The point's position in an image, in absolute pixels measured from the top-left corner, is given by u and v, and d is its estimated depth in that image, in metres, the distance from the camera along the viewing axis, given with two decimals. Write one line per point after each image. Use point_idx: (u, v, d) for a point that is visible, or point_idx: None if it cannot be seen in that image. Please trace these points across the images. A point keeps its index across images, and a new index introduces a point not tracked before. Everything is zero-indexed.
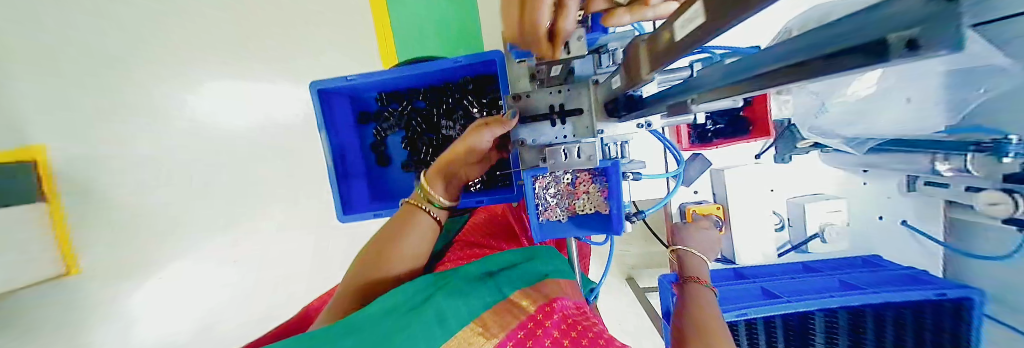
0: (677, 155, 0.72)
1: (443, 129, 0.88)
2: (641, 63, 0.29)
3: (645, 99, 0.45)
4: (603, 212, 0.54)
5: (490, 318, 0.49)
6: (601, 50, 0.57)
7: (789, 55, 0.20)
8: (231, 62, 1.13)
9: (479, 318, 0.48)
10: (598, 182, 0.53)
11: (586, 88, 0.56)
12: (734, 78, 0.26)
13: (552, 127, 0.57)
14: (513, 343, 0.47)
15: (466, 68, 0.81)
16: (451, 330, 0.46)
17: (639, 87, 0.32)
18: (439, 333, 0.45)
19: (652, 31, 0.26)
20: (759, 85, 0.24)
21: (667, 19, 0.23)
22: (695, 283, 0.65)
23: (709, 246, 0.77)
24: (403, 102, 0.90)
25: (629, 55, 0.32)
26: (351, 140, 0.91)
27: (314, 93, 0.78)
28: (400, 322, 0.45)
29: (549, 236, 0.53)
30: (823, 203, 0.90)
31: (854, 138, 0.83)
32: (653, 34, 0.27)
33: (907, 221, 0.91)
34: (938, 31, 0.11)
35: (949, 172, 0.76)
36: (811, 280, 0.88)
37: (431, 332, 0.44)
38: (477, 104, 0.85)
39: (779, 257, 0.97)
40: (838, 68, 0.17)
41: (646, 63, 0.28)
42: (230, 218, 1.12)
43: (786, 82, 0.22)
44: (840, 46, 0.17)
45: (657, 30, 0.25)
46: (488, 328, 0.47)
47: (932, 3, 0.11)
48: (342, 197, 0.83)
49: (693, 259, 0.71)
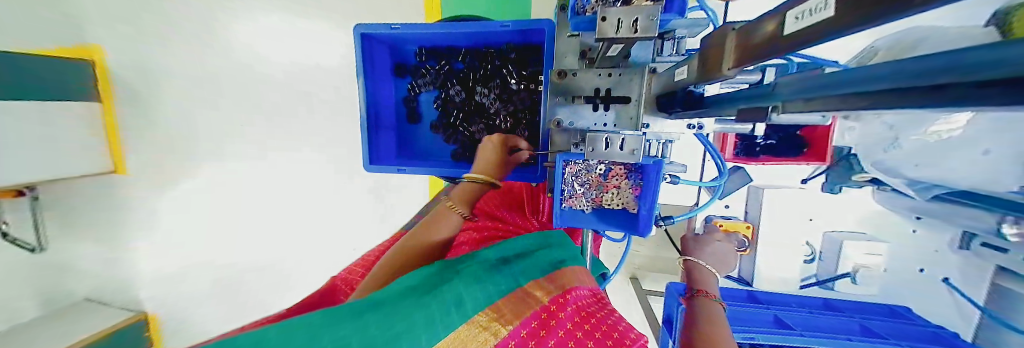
0: (719, 165, 0.66)
1: (477, 95, 0.86)
2: (725, 55, 0.26)
3: (707, 98, 0.41)
4: (631, 210, 0.52)
5: (505, 304, 0.52)
6: (666, 35, 0.53)
7: (867, 83, 0.20)
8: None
9: (493, 306, 0.51)
10: (632, 178, 0.50)
11: (641, 76, 0.52)
12: (811, 93, 0.24)
13: (594, 112, 0.55)
14: (526, 331, 0.48)
15: (513, 34, 0.77)
16: (466, 313, 0.49)
17: (715, 82, 0.29)
18: (454, 311, 0.48)
19: (745, 22, 0.24)
20: (837, 106, 0.22)
21: (772, 7, 0.21)
22: (704, 297, 0.62)
23: (725, 263, 0.73)
24: (442, 61, 0.88)
25: (710, 44, 0.29)
26: (385, 91, 0.90)
27: (357, 37, 0.77)
28: (416, 301, 0.48)
29: (569, 224, 0.52)
30: (861, 243, 0.84)
31: (917, 181, 0.76)
32: (744, 25, 0.24)
33: (948, 279, 0.85)
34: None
35: (1015, 237, 0.68)
36: (825, 319, 0.84)
37: (446, 313, 0.48)
38: (517, 75, 0.82)
39: (800, 288, 0.93)
40: (937, 103, 0.16)
41: (727, 58, 0.26)
42: (260, 147, 1.14)
43: (864, 109, 0.20)
44: (932, 81, 0.16)
45: (753, 21, 0.23)
46: (501, 313, 0.50)
47: None
48: (370, 146, 0.84)
49: (703, 271, 0.69)
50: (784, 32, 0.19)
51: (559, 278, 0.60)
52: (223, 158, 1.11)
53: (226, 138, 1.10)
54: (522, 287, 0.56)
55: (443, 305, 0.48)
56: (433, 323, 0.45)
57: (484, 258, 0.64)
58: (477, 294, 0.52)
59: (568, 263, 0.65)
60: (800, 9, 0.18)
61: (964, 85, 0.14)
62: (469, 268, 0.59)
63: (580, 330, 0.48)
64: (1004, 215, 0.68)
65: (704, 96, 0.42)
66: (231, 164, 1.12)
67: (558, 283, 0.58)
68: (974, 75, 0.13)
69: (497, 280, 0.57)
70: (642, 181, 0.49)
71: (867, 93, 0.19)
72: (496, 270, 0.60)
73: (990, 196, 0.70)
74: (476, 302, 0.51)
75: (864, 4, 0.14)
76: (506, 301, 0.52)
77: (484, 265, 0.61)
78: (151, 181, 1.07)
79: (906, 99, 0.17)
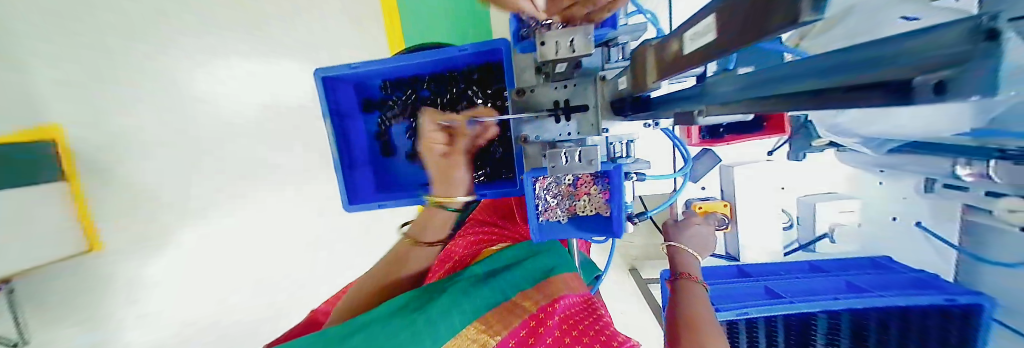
0: (684, 154, 0.70)
1: (447, 119, 0.86)
2: (649, 70, 0.27)
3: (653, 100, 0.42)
4: (603, 213, 0.54)
5: (493, 315, 0.55)
6: (610, 43, 0.55)
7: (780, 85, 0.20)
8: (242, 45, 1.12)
9: (481, 318, 0.55)
10: (599, 183, 0.52)
11: (592, 84, 0.54)
12: (731, 97, 0.26)
13: (556, 124, 0.57)
14: (514, 341, 0.51)
15: (473, 57, 0.78)
16: (453, 328, 0.53)
17: (647, 93, 0.31)
18: (443, 327, 0.53)
19: (662, 38, 0.25)
20: (761, 108, 0.23)
21: (679, 26, 0.22)
22: (687, 279, 0.65)
23: (706, 244, 0.76)
24: (407, 91, 0.88)
25: (637, 58, 0.30)
26: (354, 129, 0.90)
27: (318, 80, 0.78)
28: (403, 323, 0.53)
29: (548, 238, 0.53)
30: (835, 202, 0.88)
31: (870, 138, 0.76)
32: (662, 38, 0.25)
33: (921, 223, 0.88)
34: (955, 78, 0.11)
35: (970, 177, 0.71)
36: (815, 281, 0.87)
37: (434, 328, 0.52)
38: (482, 95, 0.83)
39: (785, 256, 0.97)
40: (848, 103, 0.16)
41: (652, 72, 0.27)
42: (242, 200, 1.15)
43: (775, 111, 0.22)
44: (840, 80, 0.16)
45: (667, 37, 0.24)
46: (489, 324, 0.54)
47: (961, 40, 0.11)
48: (348, 186, 0.84)
49: (686, 255, 0.71)
50: (689, 51, 0.21)
51: (549, 286, 0.61)
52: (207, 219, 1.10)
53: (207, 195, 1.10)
54: (511, 298, 0.59)
55: (431, 321, 0.53)
56: (422, 340, 0.51)
57: (473, 271, 0.67)
58: (463, 304, 0.56)
59: (558, 270, 0.66)
60: (710, 24, 0.18)
61: (840, 91, 0.16)
62: (456, 284, 0.62)
63: (564, 333, 0.51)
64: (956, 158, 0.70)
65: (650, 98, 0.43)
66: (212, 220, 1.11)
67: (546, 290, 0.59)
68: (876, 71, 0.14)
69: (486, 293, 0.59)
70: (608, 185, 0.51)
71: (776, 93, 0.21)
72: (483, 283, 0.62)
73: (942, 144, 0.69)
74: (464, 316, 0.55)
75: (748, 19, 0.15)
76: (494, 313, 0.56)
77: (471, 279, 0.64)
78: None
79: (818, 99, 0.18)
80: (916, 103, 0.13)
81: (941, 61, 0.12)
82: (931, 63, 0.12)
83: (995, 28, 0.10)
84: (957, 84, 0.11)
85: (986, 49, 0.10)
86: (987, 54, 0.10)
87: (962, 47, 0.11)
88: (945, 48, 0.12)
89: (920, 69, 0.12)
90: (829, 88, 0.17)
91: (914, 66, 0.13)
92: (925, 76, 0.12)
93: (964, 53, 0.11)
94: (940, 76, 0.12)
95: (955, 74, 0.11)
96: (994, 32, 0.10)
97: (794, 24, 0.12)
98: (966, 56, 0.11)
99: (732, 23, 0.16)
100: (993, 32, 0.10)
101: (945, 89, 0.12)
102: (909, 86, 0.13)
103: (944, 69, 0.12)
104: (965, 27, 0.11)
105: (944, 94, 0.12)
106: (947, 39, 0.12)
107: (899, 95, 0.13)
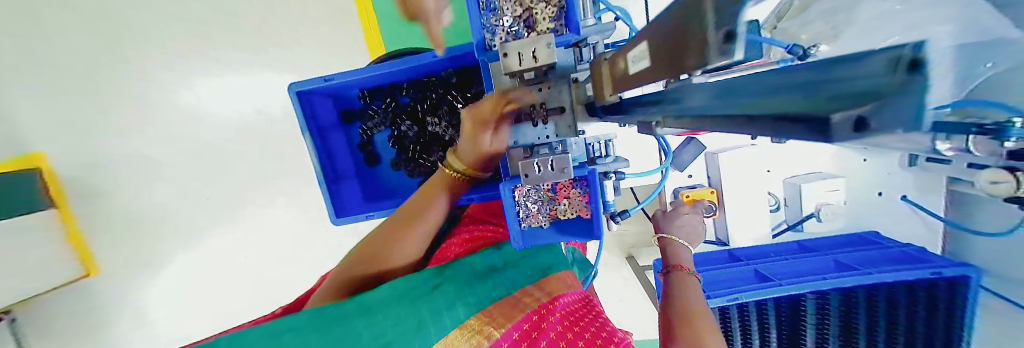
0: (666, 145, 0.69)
1: (428, 125, 0.84)
2: (604, 85, 0.31)
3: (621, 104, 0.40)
4: (584, 216, 0.54)
5: (496, 308, 0.52)
6: (580, 43, 0.54)
7: (721, 109, 0.20)
8: (221, 63, 1.11)
9: (485, 310, 0.51)
10: (579, 187, 0.52)
11: (566, 85, 0.53)
12: (680, 112, 0.25)
13: (534, 127, 0.56)
14: (518, 334, 0.48)
15: (449, 62, 0.77)
16: (458, 319, 0.48)
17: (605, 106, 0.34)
18: (447, 319, 0.47)
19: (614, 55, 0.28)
20: (712, 129, 0.22)
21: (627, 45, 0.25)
22: (680, 271, 0.65)
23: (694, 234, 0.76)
24: (386, 99, 0.86)
25: (594, 74, 0.33)
26: (336, 142, 0.89)
27: (293, 95, 0.76)
28: (406, 311, 0.45)
29: (531, 244, 0.54)
30: (823, 182, 0.87)
31: None
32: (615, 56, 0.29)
33: (907, 196, 0.88)
34: (876, 109, 0.10)
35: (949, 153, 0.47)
36: (803, 262, 0.88)
37: (440, 318, 0.46)
38: (462, 99, 0.81)
39: (773, 237, 0.98)
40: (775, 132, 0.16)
41: (609, 86, 0.31)
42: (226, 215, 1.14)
43: (720, 130, 0.21)
44: (768, 110, 0.16)
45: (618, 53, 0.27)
46: (492, 317, 0.50)
47: (883, 76, 0.11)
48: (333, 200, 0.83)
49: (677, 247, 0.71)
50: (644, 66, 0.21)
51: (548, 284, 0.60)
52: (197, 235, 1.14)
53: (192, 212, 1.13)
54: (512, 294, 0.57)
55: (435, 311, 0.47)
56: (418, 337, 0.42)
57: (477, 258, 0.64)
58: (468, 299, 0.52)
59: (555, 267, 0.66)
60: (642, 50, 0.21)
61: (771, 119, 0.16)
62: (459, 272, 0.58)
63: (565, 326, 0.50)
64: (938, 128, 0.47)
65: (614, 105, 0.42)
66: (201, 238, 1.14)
67: (543, 288, 0.59)
68: (806, 102, 0.14)
69: (487, 287, 0.56)
70: (587, 189, 0.51)
71: (716, 116, 0.20)
72: (484, 278, 0.59)
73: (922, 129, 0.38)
74: (468, 308, 0.50)
75: (680, 50, 0.16)
76: (496, 308, 0.52)
77: (471, 270, 0.60)
78: (140, 269, 1.12)
79: (753, 126, 0.17)
80: (840, 137, 0.12)
81: (860, 96, 0.11)
82: (854, 96, 0.12)
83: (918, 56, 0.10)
84: (877, 116, 0.10)
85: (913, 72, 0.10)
86: (908, 87, 0.10)
87: (882, 79, 0.11)
88: (872, 79, 0.11)
89: (844, 104, 0.12)
90: (764, 109, 0.16)
91: (850, 96, 0.12)
92: (849, 110, 0.11)
93: (883, 89, 0.10)
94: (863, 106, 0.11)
95: (874, 110, 0.10)
96: (916, 63, 0.10)
97: (708, 53, 0.12)
98: (882, 90, 0.10)
99: (670, 51, 0.17)
100: (942, 51, 0.09)
101: (868, 125, 0.11)
102: (831, 120, 0.12)
103: (868, 104, 0.11)
104: (894, 56, 0.11)
105: (867, 129, 0.11)
106: (872, 67, 0.12)
107: (818, 133, 0.13)
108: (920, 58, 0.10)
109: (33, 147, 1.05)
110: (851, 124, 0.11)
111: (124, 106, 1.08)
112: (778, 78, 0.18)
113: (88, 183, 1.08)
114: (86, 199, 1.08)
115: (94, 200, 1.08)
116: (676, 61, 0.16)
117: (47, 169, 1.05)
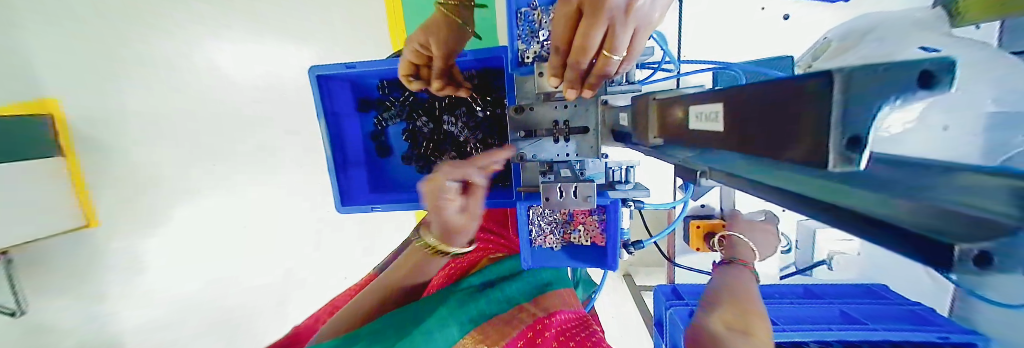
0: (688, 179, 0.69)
1: (444, 124, 0.82)
2: (649, 123, 0.30)
3: (667, 154, 0.31)
4: (598, 244, 0.56)
5: (490, 325, 0.55)
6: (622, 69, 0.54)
7: (784, 181, 0.18)
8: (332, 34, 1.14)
9: (480, 327, 0.55)
10: (596, 213, 0.54)
11: (594, 106, 0.50)
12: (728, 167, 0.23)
13: (555, 144, 0.53)
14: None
15: (474, 63, 0.74)
16: (451, 338, 0.53)
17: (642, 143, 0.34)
18: (439, 336, 0.52)
19: (665, 100, 0.28)
20: (769, 198, 0.20)
21: (688, 99, 0.24)
22: (740, 266, 0.61)
23: (767, 243, 0.69)
24: (404, 92, 0.84)
25: (635, 108, 0.34)
26: (351, 129, 0.87)
27: (312, 78, 0.75)
28: (401, 330, 0.53)
29: (540, 263, 0.57)
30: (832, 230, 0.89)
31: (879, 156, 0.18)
32: (667, 97, 0.28)
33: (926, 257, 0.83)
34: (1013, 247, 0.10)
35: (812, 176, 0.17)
36: (810, 308, 0.85)
37: (431, 340, 0.51)
38: (481, 102, 0.78)
39: (781, 279, 0.97)
40: (845, 224, 0.15)
41: (654, 128, 0.30)
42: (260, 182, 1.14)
43: (803, 213, 0.18)
44: (860, 209, 0.15)
45: (671, 105, 0.27)
46: (486, 334, 0.53)
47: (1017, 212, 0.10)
48: (340, 188, 0.82)
49: (744, 248, 0.69)
50: (717, 130, 0.20)
51: (547, 300, 0.61)
52: (157, 205, 1.03)
53: (162, 176, 1.03)
54: (508, 310, 0.59)
55: (428, 330, 0.52)
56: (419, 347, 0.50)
57: (470, 281, 0.67)
58: (462, 315, 0.56)
59: (555, 285, 0.67)
60: (716, 111, 0.20)
61: (853, 218, 0.15)
62: (454, 294, 0.61)
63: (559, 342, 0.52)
64: (750, 124, 0.17)
65: (665, 154, 0.32)
66: (200, 196, 1.07)
67: (542, 305, 0.60)
68: (901, 199, 0.14)
69: (485, 303, 0.59)
70: (604, 216, 0.53)
71: (786, 189, 0.18)
72: (480, 294, 0.61)
73: (848, 193, 0.15)
74: (463, 326, 0.54)
75: (780, 136, 0.15)
76: (491, 324, 0.55)
77: (469, 290, 0.63)
78: (128, 234, 1.01)
79: (818, 210, 0.17)
80: (952, 268, 0.11)
81: (980, 221, 0.11)
82: (966, 223, 0.11)
83: (866, 134, 0.11)
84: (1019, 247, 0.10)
85: (865, 123, 0.11)
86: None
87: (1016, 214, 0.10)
88: (987, 207, 0.11)
89: (964, 233, 0.11)
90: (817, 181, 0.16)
91: (964, 223, 0.11)
92: (964, 242, 0.11)
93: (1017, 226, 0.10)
94: (864, 149, 0.11)
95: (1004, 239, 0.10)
96: (926, 77, 0.09)
97: (821, 165, 0.12)
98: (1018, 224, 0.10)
99: (750, 136, 0.17)
100: (951, 59, 0.09)
101: (860, 146, 0.11)
102: (948, 248, 0.11)
103: (989, 237, 0.10)
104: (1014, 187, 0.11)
105: (988, 265, 0.10)
106: (994, 206, 0.11)
107: (914, 245, 0.12)
108: (931, 68, 0.09)
109: (46, 92, 0.92)
110: (854, 151, 0.11)
111: (132, 45, 0.98)
112: (884, 170, 0.17)
113: (95, 134, 0.95)
114: (97, 154, 0.96)
115: (112, 155, 0.97)
116: (775, 150, 0.15)
117: (59, 116, 0.93)
